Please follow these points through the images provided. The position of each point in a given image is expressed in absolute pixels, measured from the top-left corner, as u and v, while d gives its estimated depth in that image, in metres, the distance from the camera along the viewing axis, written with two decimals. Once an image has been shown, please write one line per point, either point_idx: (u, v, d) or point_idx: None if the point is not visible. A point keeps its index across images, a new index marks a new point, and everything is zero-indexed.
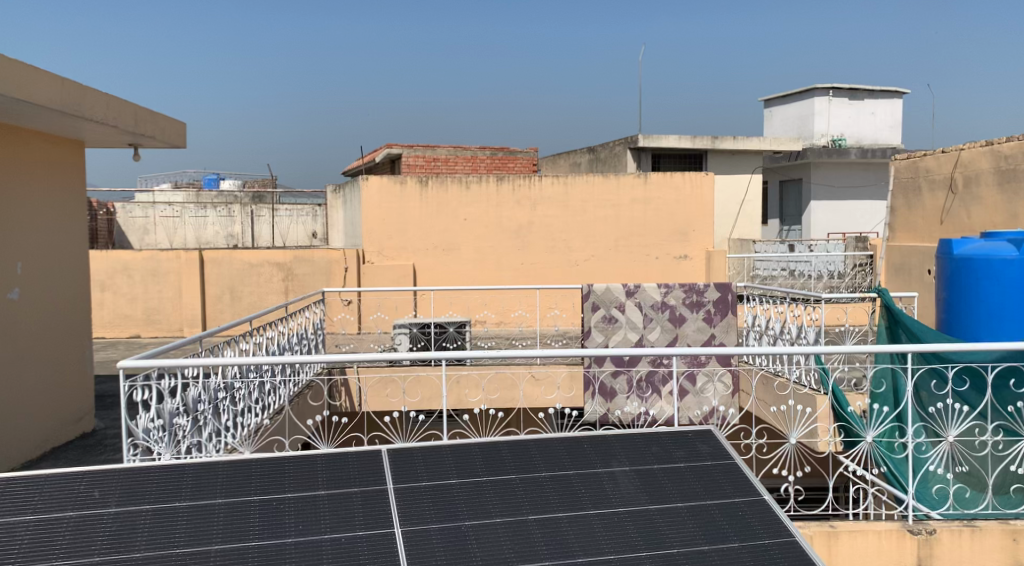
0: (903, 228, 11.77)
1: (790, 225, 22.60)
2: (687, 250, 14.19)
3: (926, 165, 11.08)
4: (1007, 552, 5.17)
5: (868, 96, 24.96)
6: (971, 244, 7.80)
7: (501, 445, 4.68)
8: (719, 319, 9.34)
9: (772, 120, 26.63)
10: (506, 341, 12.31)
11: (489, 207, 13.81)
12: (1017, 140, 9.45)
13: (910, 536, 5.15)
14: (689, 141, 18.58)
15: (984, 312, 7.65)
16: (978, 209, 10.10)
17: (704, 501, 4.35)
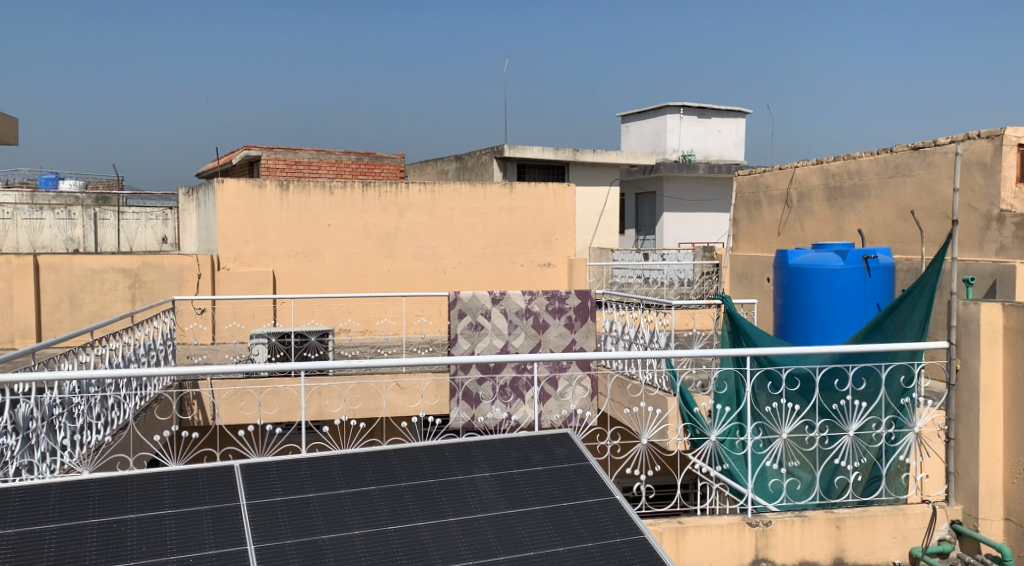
0: (747, 239, 12.54)
1: (645, 235, 23.52)
2: (550, 258, 14.58)
3: (766, 181, 11.87)
4: (832, 540, 5.56)
5: (715, 114, 26.33)
6: (804, 255, 8.42)
7: (361, 456, 4.71)
8: (580, 324, 9.58)
9: (628, 135, 27.61)
10: (370, 349, 12.26)
11: (353, 213, 13.68)
12: (842, 160, 10.26)
13: (749, 529, 5.47)
14: (552, 152, 18.93)
15: (816, 317, 8.26)
16: (812, 223, 10.89)
17: (559, 503, 4.51)
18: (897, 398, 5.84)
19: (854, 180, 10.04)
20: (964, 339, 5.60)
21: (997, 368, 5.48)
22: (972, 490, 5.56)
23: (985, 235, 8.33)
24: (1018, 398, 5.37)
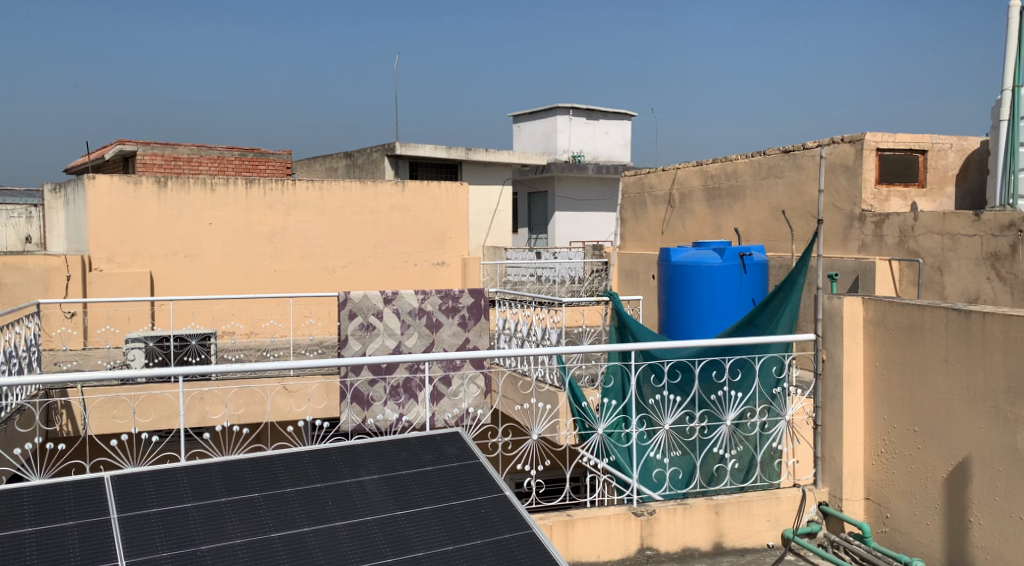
0: (633, 238, 12.88)
1: (537, 234, 23.79)
2: (443, 257, 14.58)
3: (650, 182, 12.24)
4: (711, 526, 5.74)
5: (603, 116, 26.90)
6: (685, 253, 8.71)
7: (242, 463, 4.61)
8: (473, 323, 9.61)
9: (519, 135, 27.83)
10: (255, 352, 11.95)
11: (237, 212, 13.30)
12: (720, 162, 10.67)
13: (634, 518, 5.58)
14: (443, 151, 18.90)
15: (697, 313, 8.56)
16: (693, 222, 11.28)
17: (449, 502, 4.52)
18: (770, 387, 6.14)
19: (731, 181, 10.45)
20: (829, 333, 5.94)
21: (859, 358, 5.84)
22: (837, 473, 5.89)
23: (849, 232, 8.84)
24: (876, 386, 5.73)
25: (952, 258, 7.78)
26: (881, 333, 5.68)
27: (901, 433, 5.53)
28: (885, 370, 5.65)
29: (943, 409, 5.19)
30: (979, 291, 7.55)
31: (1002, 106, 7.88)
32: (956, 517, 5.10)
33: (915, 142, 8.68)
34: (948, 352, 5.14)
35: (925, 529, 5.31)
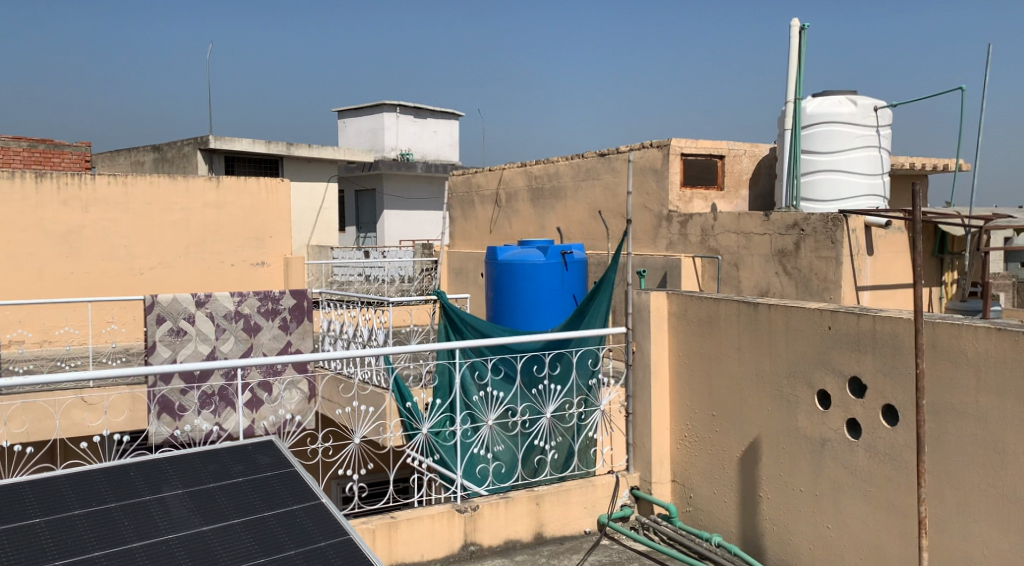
0: (462, 237, 13.01)
1: (365, 232, 23.46)
2: (263, 257, 14.13)
3: (477, 181, 12.40)
4: (532, 517, 5.85)
5: (431, 115, 26.93)
6: (511, 252, 8.89)
7: (24, 486, 4.28)
8: (295, 325, 9.26)
9: (344, 131, 27.32)
10: (50, 362, 11.07)
11: (27, 208, 12.21)
12: (543, 163, 10.96)
13: (458, 515, 5.60)
14: (263, 146, 18.19)
15: (522, 309, 8.77)
16: (518, 221, 11.53)
17: (261, 513, 4.36)
18: (587, 379, 6.37)
19: (553, 182, 10.76)
20: (639, 326, 6.27)
21: (665, 349, 6.19)
22: (646, 458, 6.22)
23: (658, 231, 9.34)
24: (680, 375, 6.11)
25: (747, 255, 8.39)
26: (683, 326, 6.06)
27: (701, 418, 5.92)
28: (687, 360, 6.03)
29: (737, 394, 5.60)
30: (769, 285, 8.19)
31: (787, 117, 8.63)
32: (748, 494, 5.52)
33: (714, 148, 9.28)
34: (740, 342, 5.56)
35: (723, 507, 5.72)
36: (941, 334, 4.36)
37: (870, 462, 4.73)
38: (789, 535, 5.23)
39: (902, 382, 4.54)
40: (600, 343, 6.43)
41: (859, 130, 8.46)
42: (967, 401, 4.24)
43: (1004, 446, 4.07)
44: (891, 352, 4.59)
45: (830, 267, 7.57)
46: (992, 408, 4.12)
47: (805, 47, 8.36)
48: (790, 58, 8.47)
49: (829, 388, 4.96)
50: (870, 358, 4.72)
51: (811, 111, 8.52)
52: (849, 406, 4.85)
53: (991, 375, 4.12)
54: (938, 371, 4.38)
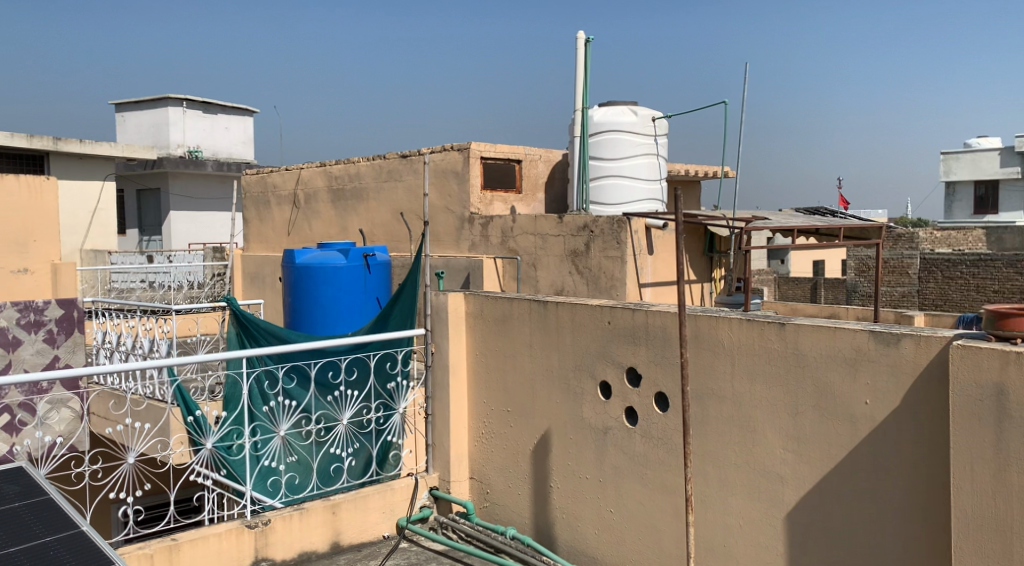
0: (256, 239, 12.55)
1: (149, 235, 22.03)
2: (27, 263, 12.84)
3: (273, 181, 12.00)
4: (328, 526, 5.73)
5: (221, 111, 25.75)
6: (309, 254, 8.65)
7: None
8: (63, 338, 7.44)
9: (123, 125, 25.51)
10: None
11: None
12: (342, 163, 10.78)
13: (247, 532, 5.37)
14: (25, 140, 16.58)
15: (320, 314, 8.56)
16: (317, 222, 11.27)
17: (5, 550, 3.97)
18: (385, 383, 6.27)
19: (353, 183, 10.62)
20: (437, 327, 6.31)
21: (462, 349, 6.29)
22: (445, 457, 6.28)
23: (460, 233, 9.46)
24: (476, 373, 6.23)
25: (543, 255, 8.69)
26: (479, 326, 6.19)
27: (496, 415, 6.08)
28: (483, 359, 6.16)
29: (529, 389, 5.81)
30: (564, 284, 8.51)
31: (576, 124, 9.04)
32: (541, 485, 5.75)
33: (512, 152, 9.52)
34: (532, 339, 5.76)
35: (518, 499, 5.92)
36: (702, 325, 4.75)
37: (646, 447, 5.05)
38: (578, 522, 5.50)
39: (671, 371, 4.88)
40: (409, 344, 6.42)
41: (640, 138, 8.99)
42: (726, 386, 4.64)
43: (756, 425, 4.50)
44: (661, 343, 4.92)
45: (617, 266, 7.99)
46: (747, 391, 4.54)
47: (590, 58, 8.78)
48: (576, 67, 8.86)
49: (611, 379, 5.25)
50: (645, 349, 5.02)
51: (597, 119, 8.96)
52: (627, 395, 5.16)
53: (745, 361, 4.54)
54: (702, 360, 4.76)
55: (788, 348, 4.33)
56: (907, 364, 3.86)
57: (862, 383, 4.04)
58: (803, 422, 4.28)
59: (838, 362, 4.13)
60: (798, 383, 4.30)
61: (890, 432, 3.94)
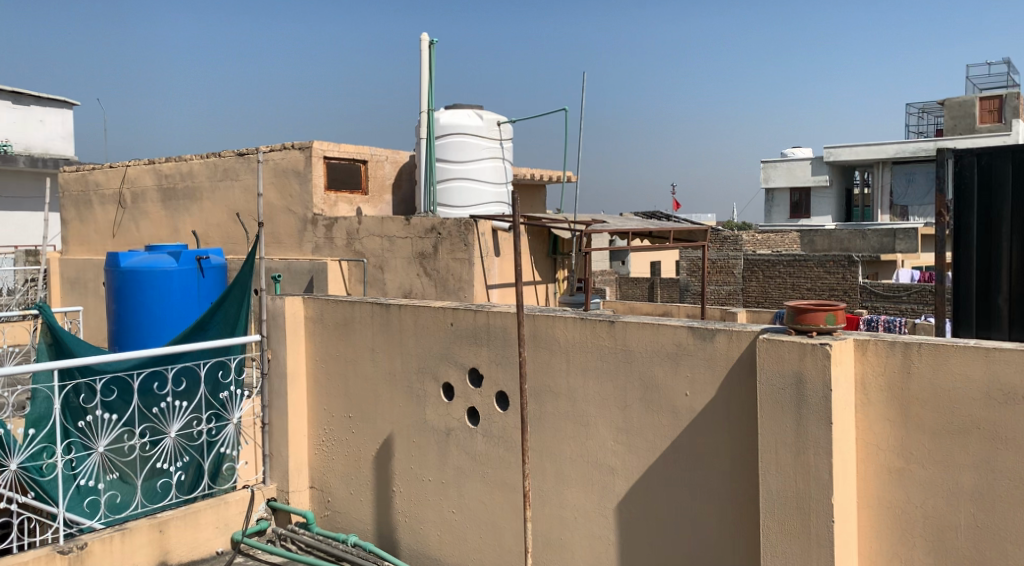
0: (76, 241, 11.71)
1: None
2: None
3: (94, 179, 11.23)
4: (153, 545, 5.42)
5: (34, 103, 23.90)
6: (135, 257, 8.16)
7: None
8: None
9: None
10: None
11: None
12: (173, 161, 10.25)
13: (60, 557, 4.98)
14: None
15: (149, 321, 8.09)
16: (145, 224, 10.66)
17: None
18: (217, 394, 6.00)
19: (185, 181, 10.12)
20: (273, 332, 6.11)
21: (300, 354, 6.12)
22: (283, 467, 6.09)
23: (303, 235, 9.19)
24: (316, 378, 6.09)
25: (390, 258, 8.60)
26: (319, 330, 6.04)
27: (337, 420, 5.96)
28: (323, 364, 6.03)
29: (370, 393, 5.74)
30: (411, 286, 8.46)
31: (421, 126, 9.02)
32: (383, 489, 5.70)
33: (356, 152, 9.35)
34: (373, 343, 5.69)
35: (359, 505, 5.84)
36: (540, 324, 4.84)
37: (487, 446, 5.10)
38: (420, 525, 5.49)
39: (511, 370, 4.94)
40: (243, 351, 6.19)
41: (484, 142, 9.07)
42: (561, 382, 4.76)
43: (589, 420, 4.65)
44: (502, 345, 4.97)
45: (463, 268, 8.02)
46: (580, 387, 4.67)
47: (434, 61, 8.77)
48: (421, 69, 8.84)
49: (453, 381, 5.26)
50: (486, 349, 5.06)
51: (442, 122, 8.97)
52: (469, 396, 5.18)
53: (579, 358, 4.67)
54: (540, 360, 4.86)
55: (619, 345, 4.49)
56: (720, 357, 4.09)
57: (683, 375, 4.24)
58: (632, 415, 4.46)
59: (662, 356, 4.32)
60: (628, 377, 4.46)
61: (710, 421, 4.16)
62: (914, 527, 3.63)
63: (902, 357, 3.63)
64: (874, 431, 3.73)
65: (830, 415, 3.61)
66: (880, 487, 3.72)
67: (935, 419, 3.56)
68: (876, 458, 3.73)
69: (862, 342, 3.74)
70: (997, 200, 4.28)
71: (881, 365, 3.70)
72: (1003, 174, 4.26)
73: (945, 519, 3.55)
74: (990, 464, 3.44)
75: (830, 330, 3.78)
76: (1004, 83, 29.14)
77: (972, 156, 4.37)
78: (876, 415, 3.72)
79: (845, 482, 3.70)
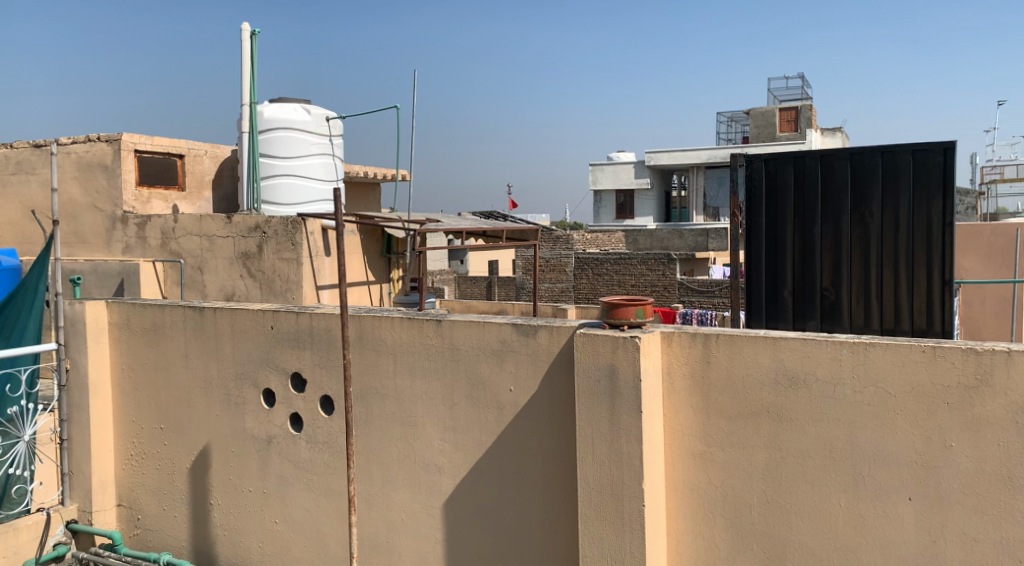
0: None
1: None
2: None
3: None
4: None
5: None
6: None
7: None
8: None
9: None
10: None
11: None
12: None
13: None
14: None
15: None
16: None
17: None
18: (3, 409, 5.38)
19: None
20: (72, 339, 5.61)
21: (103, 362, 5.65)
22: (86, 485, 5.63)
23: (111, 235, 8.55)
24: (122, 387, 5.66)
25: (211, 258, 8.15)
26: (125, 337, 5.61)
27: (147, 432, 5.57)
28: (131, 372, 5.60)
29: (183, 402, 5.39)
30: (234, 288, 8.04)
31: (243, 120, 8.58)
32: (199, 502, 5.38)
33: (172, 146, 8.79)
34: (186, 347, 5.34)
35: (173, 522, 5.49)
36: (365, 324, 4.70)
37: (310, 452, 4.90)
38: (240, 538, 5.22)
39: (334, 373, 4.77)
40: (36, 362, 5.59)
41: (313, 138, 8.74)
42: (386, 383, 4.64)
43: (415, 419, 4.56)
44: (325, 346, 4.80)
45: (291, 268, 7.70)
46: (406, 387, 4.58)
47: (257, 51, 8.38)
48: (242, 60, 8.43)
49: (274, 386, 5.02)
50: (308, 352, 4.86)
51: (267, 116, 8.57)
52: (291, 401, 4.96)
53: (405, 358, 4.57)
54: (364, 360, 4.72)
55: (444, 343, 4.43)
56: (543, 352, 4.12)
57: (507, 371, 4.24)
58: (458, 413, 4.41)
59: (485, 353, 4.30)
60: (453, 375, 4.41)
61: (532, 416, 4.18)
62: (714, 506, 3.81)
63: (702, 347, 3.78)
64: (679, 418, 3.87)
65: (640, 404, 3.71)
66: (685, 470, 3.87)
67: (732, 403, 3.73)
68: (681, 443, 3.87)
69: (670, 334, 3.86)
70: (782, 202, 4.54)
71: (685, 354, 3.83)
72: (787, 179, 4.51)
73: (741, 497, 3.74)
74: (778, 443, 3.64)
75: (641, 324, 3.86)
76: (800, 96, 31.56)
77: (760, 161, 4.57)
78: (681, 403, 3.86)
79: (654, 467, 3.81)
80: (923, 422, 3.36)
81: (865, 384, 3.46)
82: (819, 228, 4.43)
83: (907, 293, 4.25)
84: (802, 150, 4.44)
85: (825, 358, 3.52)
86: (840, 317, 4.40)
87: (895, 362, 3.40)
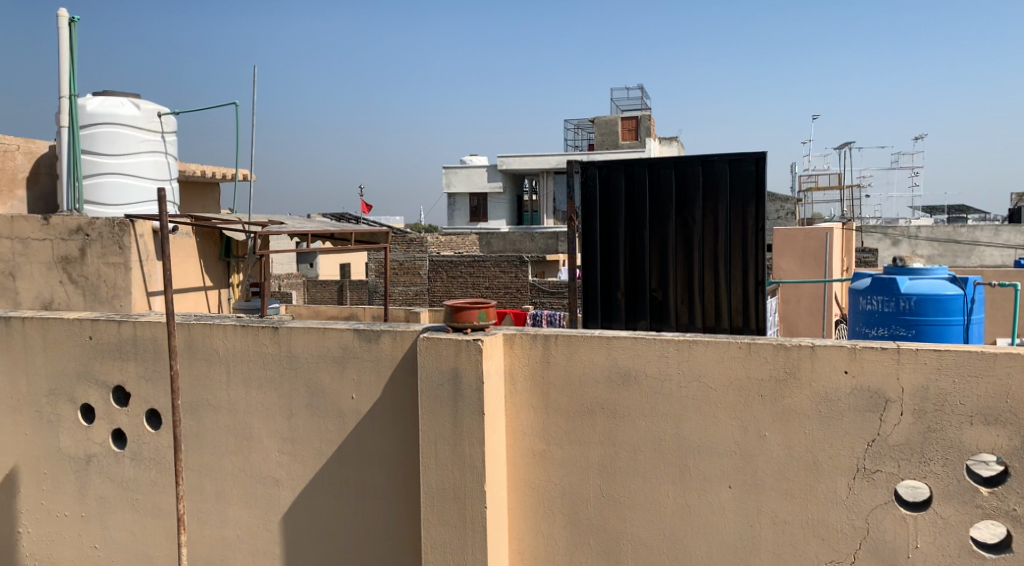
0: None
1: None
2: None
3: None
4: None
5: None
6: None
7: None
8: None
9: None
10: None
11: None
12: None
13: None
14: None
15: None
16: None
17: None
18: None
19: None
20: None
21: None
22: None
23: None
24: None
25: (24, 263, 6.91)
26: None
27: None
28: None
29: None
30: (53, 295, 6.88)
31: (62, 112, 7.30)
32: (6, 530, 4.94)
33: None
34: None
35: None
36: (195, 333, 4.45)
37: (135, 470, 4.60)
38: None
39: (160, 386, 4.49)
40: None
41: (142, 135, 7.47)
42: (220, 395, 4.42)
43: (251, 431, 4.36)
44: (151, 357, 4.51)
45: (118, 275, 6.61)
46: (241, 398, 4.37)
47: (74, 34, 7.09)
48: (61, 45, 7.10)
49: (93, 401, 4.67)
50: (131, 365, 4.56)
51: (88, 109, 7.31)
52: (113, 416, 4.64)
53: (239, 368, 4.37)
54: (195, 371, 4.47)
55: (282, 351, 4.26)
56: (385, 358, 4.04)
57: (348, 379, 4.13)
58: (297, 423, 4.26)
59: (325, 360, 4.17)
60: (292, 384, 4.25)
61: (374, 423, 4.09)
62: (553, 504, 3.85)
63: (542, 348, 3.82)
64: (519, 418, 3.89)
65: (482, 407, 3.70)
66: (525, 470, 3.90)
67: (570, 402, 3.79)
68: (522, 442, 3.90)
69: (512, 336, 3.87)
70: (614, 208, 4.66)
71: (525, 356, 3.86)
72: (618, 186, 4.64)
73: (578, 493, 3.81)
74: (612, 440, 3.73)
75: (484, 327, 3.86)
76: (641, 106, 32.87)
77: (594, 168, 4.70)
78: (521, 403, 3.88)
79: (496, 468, 3.82)
80: (741, 413, 3.53)
81: (689, 380, 3.59)
82: (647, 233, 4.58)
83: (726, 294, 4.48)
84: (632, 158, 4.57)
85: (654, 355, 3.64)
86: (668, 318, 4.58)
87: (716, 358, 3.55)
